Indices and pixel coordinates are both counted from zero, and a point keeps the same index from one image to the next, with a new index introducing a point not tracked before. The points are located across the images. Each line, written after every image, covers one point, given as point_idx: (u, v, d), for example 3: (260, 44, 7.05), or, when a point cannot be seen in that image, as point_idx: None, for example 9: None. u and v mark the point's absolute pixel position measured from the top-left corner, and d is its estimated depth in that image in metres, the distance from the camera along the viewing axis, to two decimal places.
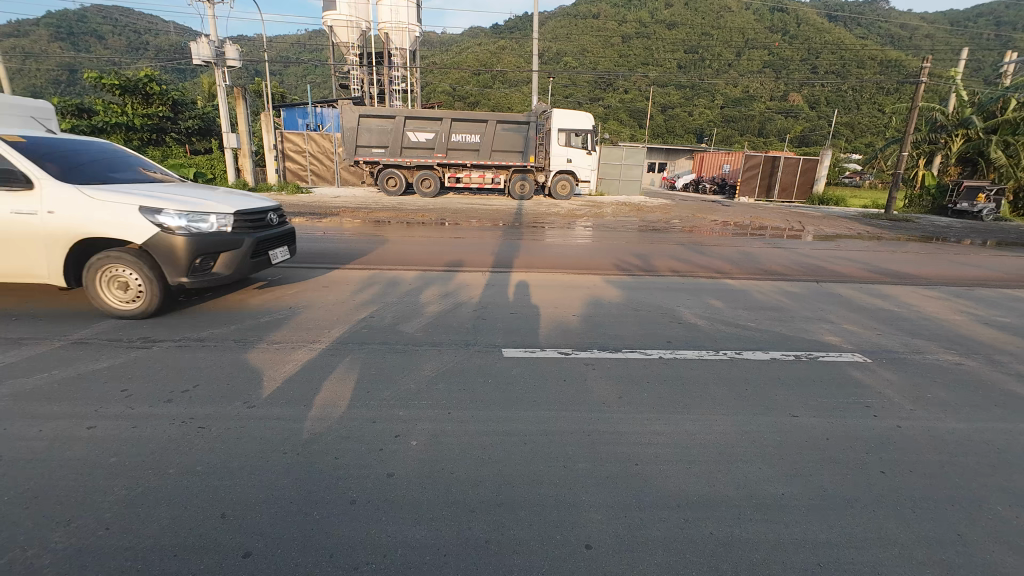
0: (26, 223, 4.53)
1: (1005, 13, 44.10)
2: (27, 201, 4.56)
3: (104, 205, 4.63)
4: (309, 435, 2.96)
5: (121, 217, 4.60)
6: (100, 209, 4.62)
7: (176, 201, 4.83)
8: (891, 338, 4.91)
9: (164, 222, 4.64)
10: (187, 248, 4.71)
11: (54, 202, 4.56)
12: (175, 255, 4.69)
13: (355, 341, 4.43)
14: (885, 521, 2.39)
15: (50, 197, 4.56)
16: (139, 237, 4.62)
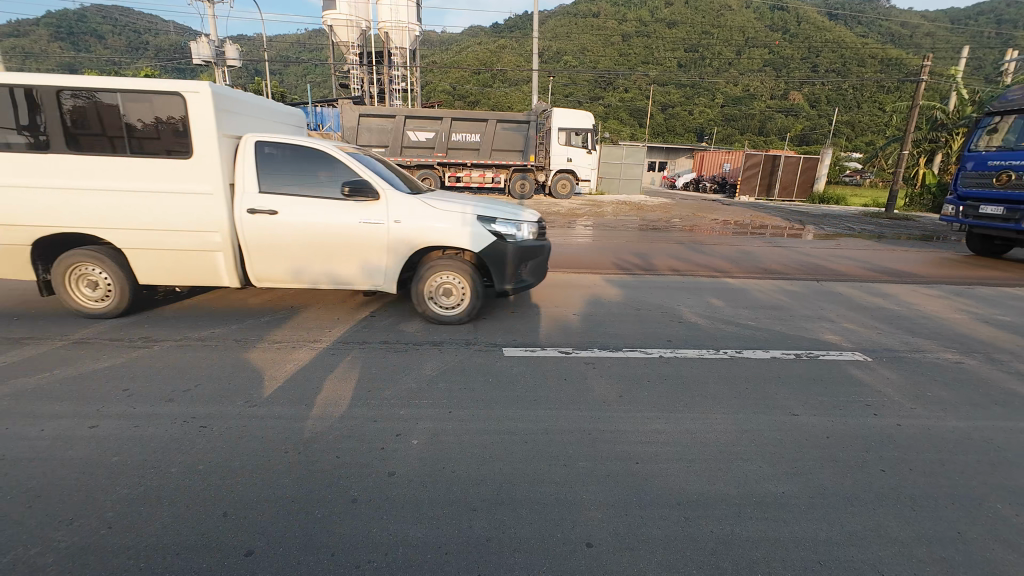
0: (373, 231, 4.63)
1: (1006, 11, 44.02)
2: (374, 211, 4.64)
3: (442, 213, 4.72)
4: (311, 434, 2.96)
5: (460, 226, 4.69)
6: (438, 218, 4.70)
7: (494, 210, 4.91)
8: (891, 337, 4.91)
9: (501, 231, 4.76)
10: (511, 256, 4.81)
11: (400, 211, 4.65)
12: (503, 263, 4.81)
13: (355, 341, 4.43)
14: (885, 519, 2.40)
15: (396, 208, 4.65)
16: (477, 246, 4.71)
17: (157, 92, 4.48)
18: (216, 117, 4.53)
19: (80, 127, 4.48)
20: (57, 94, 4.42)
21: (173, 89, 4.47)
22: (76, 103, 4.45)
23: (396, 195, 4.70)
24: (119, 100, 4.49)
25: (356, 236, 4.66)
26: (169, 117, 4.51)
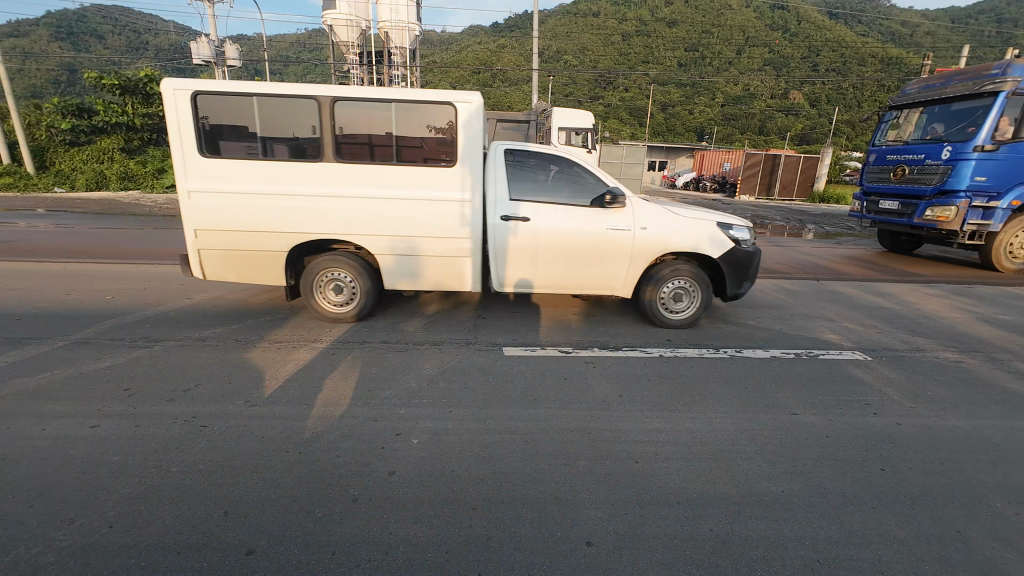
0: (620, 238, 4.69)
1: (1006, 10, 44.09)
2: (621, 218, 4.72)
3: (683, 220, 4.81)
4: (311, 434, 2.97)
5: (702, 232, 4.77)
6: (681, 224, 4.78)
7: (719, 217, 5.01)
8: (891, 336, 4.91)
9: (738, 236, 4.83)
10: (739, 261, 4.85)
11: (645, 219, 4.74)
12: (734, 267, 4.86)
13: (356, 341, 4.44)
14: (885, 517, 2.40)
15: (642, 216, 4.75)
16: (714, 250, 4.79)
17: (425, 103, 4.46)
18: (481, 128, 4.54)
19: (344, 134, 4.48)
20: (328, 102, 4.42)
21: (444, 99, 4.46)
22: (342, 110, 4.44)
23: (638, 202, 4.80)
24: (390, 110, 4.47)
25: (602, 242, 4.72)
26: (440, 126, 4.52)
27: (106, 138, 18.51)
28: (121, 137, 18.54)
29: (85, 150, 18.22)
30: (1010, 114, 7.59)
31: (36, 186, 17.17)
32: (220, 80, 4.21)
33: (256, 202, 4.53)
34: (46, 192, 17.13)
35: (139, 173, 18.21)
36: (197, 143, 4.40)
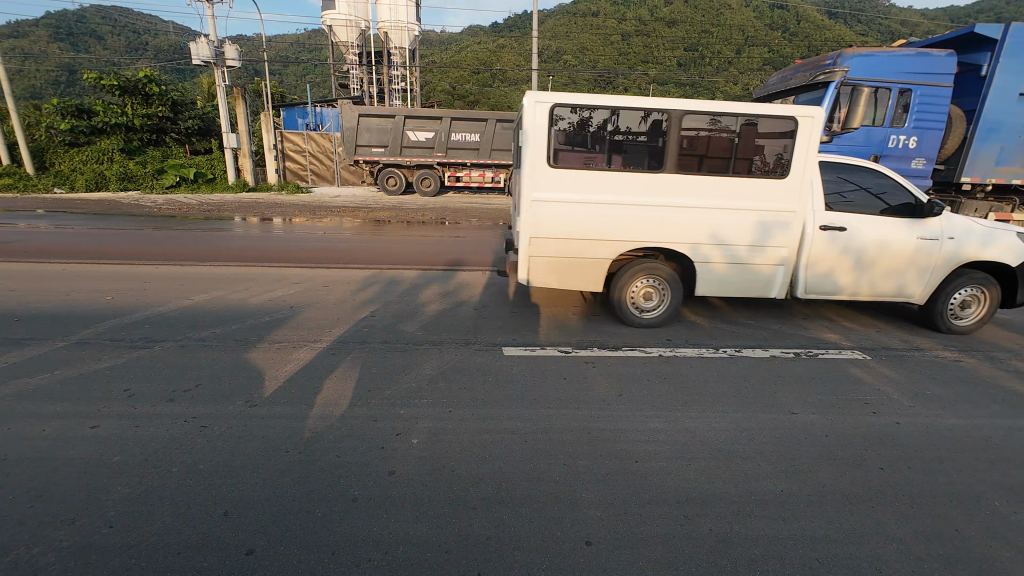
0: (932, 247, 4.75)
1: (1006, 9, 44.04)
2: (930, 227, 4.77)
3: (983, 229, 4.83)
4: (311, 434, 2.97)
5: (1006, 241, 4.80)
6: (984, 233, 4.81)
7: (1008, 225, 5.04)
8: (891, 336, 4.92)
9: None
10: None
11: (952, 228, 4.78)
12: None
13: (356, 341, 4.45)
14: (884, 517, 2.41)
15: (950, 225, 4.79)
16: (1012, 258, 4.82)
17: (769, 115, 4.48)
18: (817, 143, 4.61)
19: (690, 147, 4.55)
20: (676, 118, 4.50)
21: (789, 113, 4.49)
22: (689, 125, 4.51)
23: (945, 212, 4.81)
24: (735, 122, 4.52)
25: (913, 252, 4.78)
26: (774, 137, 4.55)
27: (106, 138, 18.51)
28: (120, 138, 18.53)
29: (84, 150, 18.10)
30: (843, 105, 7.80)
31: (37, 186, 17.17)
32: (587, 93, 4.33)
33: (585, 212, 4.65)
34: (45, 192, 17.09)
35: (139, 173, 18.16)
36: (547, 154, 4.55)
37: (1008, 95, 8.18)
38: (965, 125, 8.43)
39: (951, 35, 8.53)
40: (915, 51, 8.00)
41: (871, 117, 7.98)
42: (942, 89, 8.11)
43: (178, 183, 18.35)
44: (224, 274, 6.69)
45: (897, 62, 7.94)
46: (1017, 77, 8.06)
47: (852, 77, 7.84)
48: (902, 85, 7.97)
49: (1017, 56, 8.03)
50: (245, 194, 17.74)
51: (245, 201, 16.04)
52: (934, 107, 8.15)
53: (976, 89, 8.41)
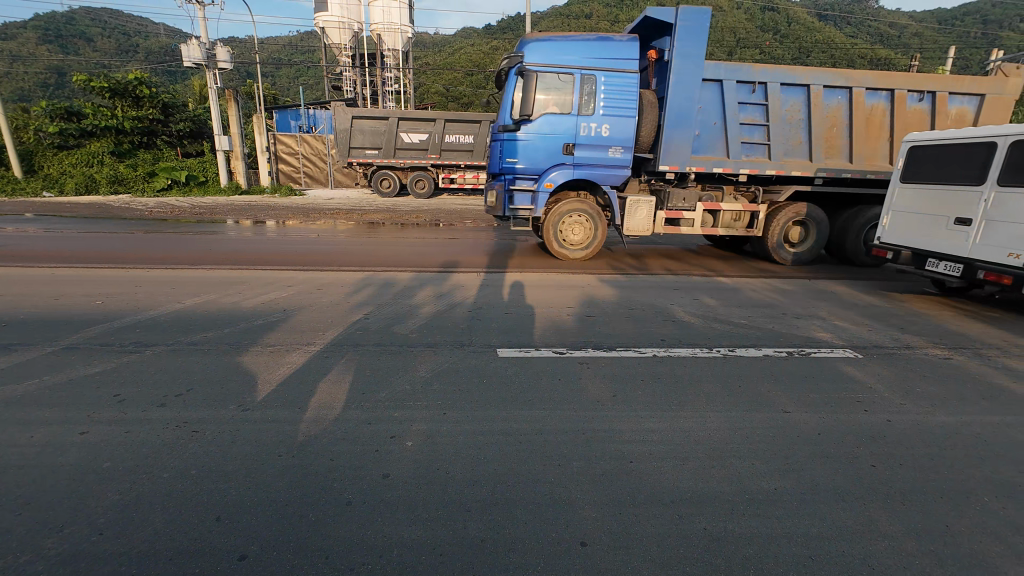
0: None
1: (991, 10, 44.62)
2: None
3: None
4: (305, 438, 2.95)
5: None
6: None
7: None
8: (881, 334, 4.98)
9: None
10: None
11: None
12: None
13: (350, 343, 4.44)
14: (876, 514, 2.43)
15: None
16: None
17: None
18: None
19: None
20: None
21: None
22: None
23: None
24: None
25: None
26: None
27: (96, 141, 18.39)
28: (110, 141, 18.35)
29: (73, 154, 17.98)
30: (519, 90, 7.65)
31: (25, 190, 16.92)
32: None
33: None
34: (32, 196, 16.74)
35: (130, 177, 17.93)
36: None
37: (688, 82, 7.50)
38: (656, 114, 7.84)
39: (641, 20, 7.90)
40: (596, 36, 7.57)
41: (548, 108, 7.61)
42: (623, 78, 7.56)
43: (169, 186, 18.13)
44: (215, 278, 6.63)
45: (568, 51, 7.55)
46: (696, 63, 7.38)
47: (525, 64, 7.57)
48: (581, 72, 7.53)
49: (693, 39, 7.31)
50: (237, 197, 17.62)
51: (238, 203, 15.93)
52: (615, 97, 7.62)
53: (664, 76, 7.75)
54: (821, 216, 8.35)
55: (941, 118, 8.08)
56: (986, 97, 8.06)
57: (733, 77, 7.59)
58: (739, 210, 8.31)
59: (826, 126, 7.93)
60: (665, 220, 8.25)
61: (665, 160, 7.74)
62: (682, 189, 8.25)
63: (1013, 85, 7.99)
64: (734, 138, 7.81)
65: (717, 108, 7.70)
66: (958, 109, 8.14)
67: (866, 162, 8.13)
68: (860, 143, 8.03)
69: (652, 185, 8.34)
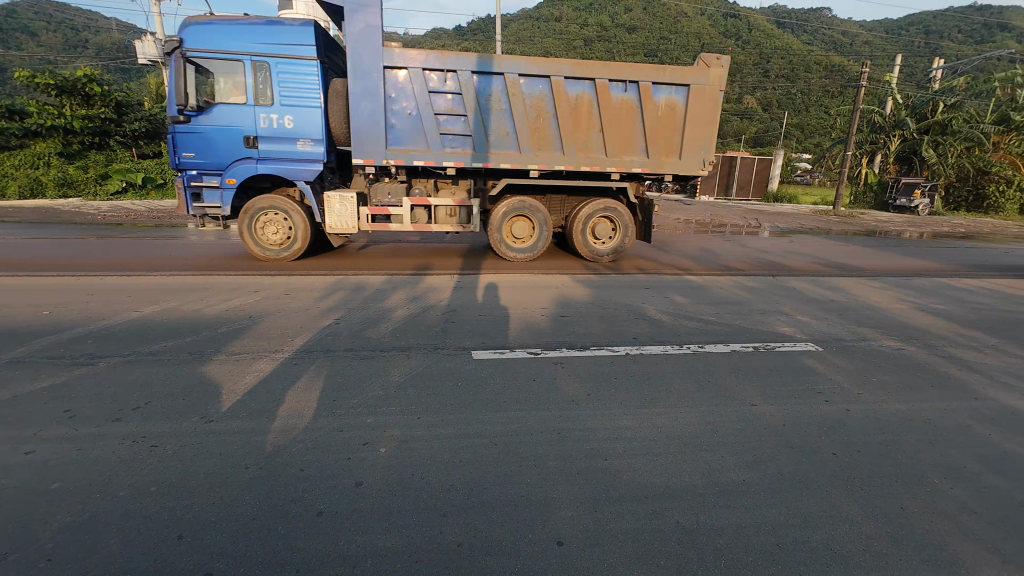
0: None
1: (933, 22, 47.54)
2: None
3: None
4: (273, 448, 2.85)
5: None
6: None
7: None
8: (840, 327, 5.22)
9: None
10: None
11: None
12: None
13: (321, 349, 4.32)
14: (838, 500, 2.53)
15: None
16: None
17: None
18: None
19: None
20: None
21: None
22: None
23: None
24: None
25: None
26: None
27: (42, 141, 17.35)
28: (58, 141, 17.36)
29: (16, 155, 16.87)
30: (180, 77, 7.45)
31: None
32: None
33: None
34: None
35: (80, 179, 17.07)
36: None
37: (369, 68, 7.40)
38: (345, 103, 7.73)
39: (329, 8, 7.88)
40: (264, 20, 7.46)
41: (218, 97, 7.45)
42: (297, 64, 7.47)
43: (124, 188, 17.44)
44: (175, 285, 6.35)
45: (229, 37, 7.42)
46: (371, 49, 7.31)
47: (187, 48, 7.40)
48: (251, 57, 7.41)
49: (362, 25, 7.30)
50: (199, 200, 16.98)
51: None
52: (290, 86, 7.47)
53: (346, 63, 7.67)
54: (533, 208, 8.35)
55: (647, 110, 8.12)
56: (690, 87, 8.10)
57: (415, 66, 7.50)
58: (451, 204, 8.30)
59: (531, 118, 7.93)
60: (370, 215, 8.18)
61: (359, 154, 7.70)
62: (387, 184, 8.29)
63: (715, 74, 8.05)
64: (431, 129, 7.81)
65: (408, 97, 7.63)
66: (668, 99, 8.16)
67: (578, 154, 8.17)
68: (568, 136, 8.06)
69: (368, 179, 8.25)
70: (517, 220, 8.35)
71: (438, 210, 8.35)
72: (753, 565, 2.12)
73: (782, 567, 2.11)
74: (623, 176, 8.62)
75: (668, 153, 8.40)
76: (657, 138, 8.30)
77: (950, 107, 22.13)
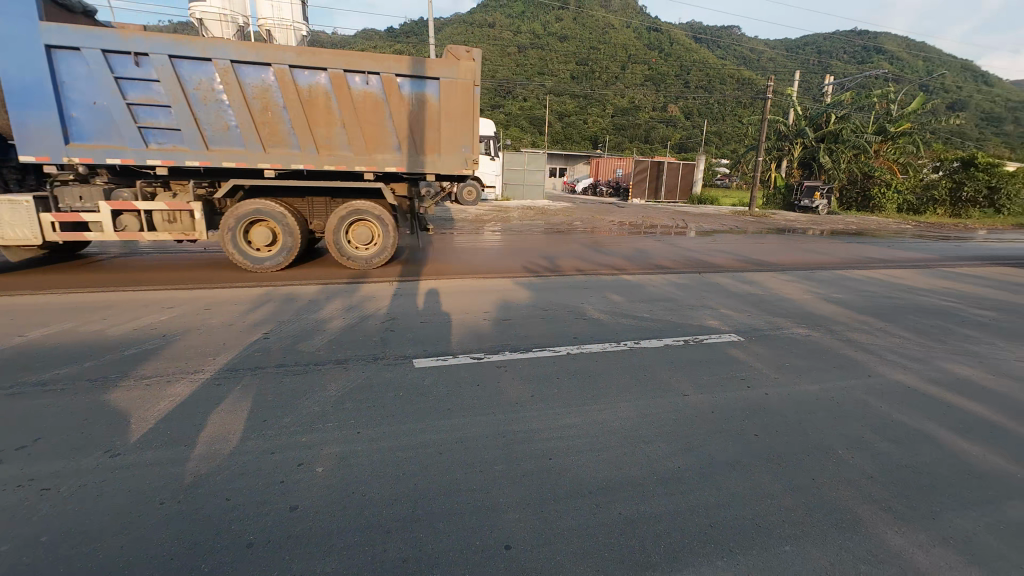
0: None
1: (823, 42, 53.50)
2: None
3: None
4: (194, 479, 2.60)
5: None
6: None
7: None
8: (758, 318, 5.69)
9: None
10: None
11: None
12: None
13: (248, 367, 4.02)
14: (760, 478, 2.75)
15: None
16: None
17: None
18: None
19: None
20: None
21: None
22: None
23: None
24: None
25: None
26: None
27: None
28: None
29: None
30: None
31: None
32: None
33: None
34: None
35: None
36: None
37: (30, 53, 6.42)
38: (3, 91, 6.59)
39: None
40: None
41: None
42: None
43: None
44: (70, 303, 5.62)
45: None
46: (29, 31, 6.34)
47: None
48: None
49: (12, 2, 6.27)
50: None
51: None
52: None
53: None
54: (273, 211, 7.58)
55: (394, 104, 7.76)
56: (440, 81, 7.88)
57: (91, 47, 6.57)
58: (167, 209, 7.43)
59: (256, 111, 7.30)
60: (55, 224, 7.07)
61: (29, 151, 6.71)
62: (81, 187, 7.28)
63: (464, 69, 7.93)
64: (126, 121, 6.94)
65: (91, 84, 6.70)
66: (420, 93, 7.87)
67: (319, 152, 7.65)
68: (306, 132, 7.51)
69: (55, 183, 7.20)
70: (257, 225, 7.52)
71: (152, 215, 7.46)
72: (690, 548, 2.24)
73: (715, 545, 2.25)
74: (379, 175, 8.23)
75: (426, 150, 8.14)
76: (411, 134, 8.01)
77: (840, 119, 25.09)
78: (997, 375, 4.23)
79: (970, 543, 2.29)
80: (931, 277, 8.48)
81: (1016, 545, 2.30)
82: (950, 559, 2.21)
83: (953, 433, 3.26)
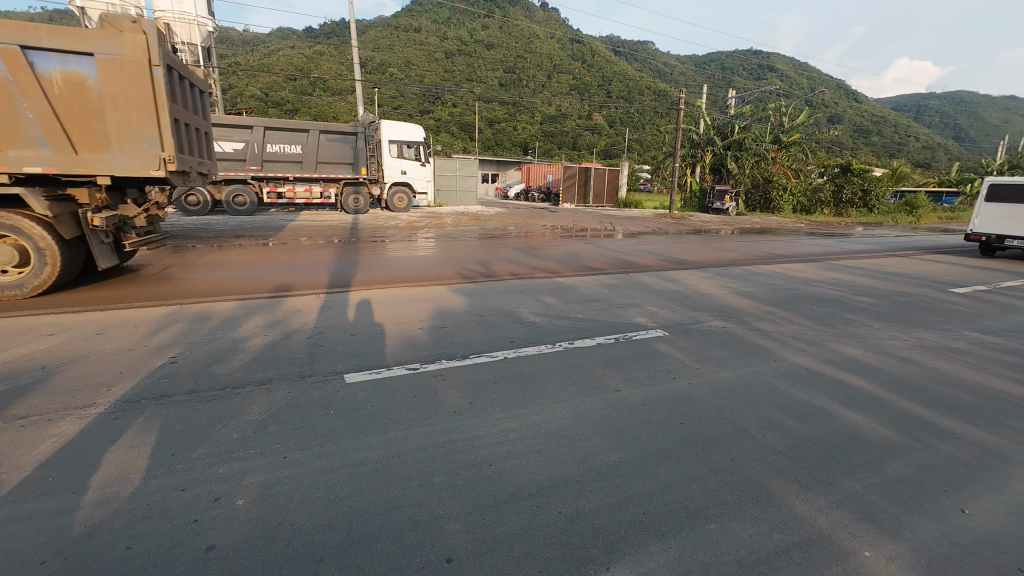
0: None
1: (726, 59, 58.93)
2: None
3: None
4: (85, 529, 2.28)
5: None
6: None
7: None
8: (681, 313, 6.10)
9: None
10: None
11: None
12: None
13: (153, 396, 3.60)
14: (688, 463, 2.94)
15: None
16: None
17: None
18: None
19: None
20: None
21: None
22: None
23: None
24: None
25: None
26: None
27: None
28: None
29: None
30: None
31: None
32: None
33: None
34: None
35: None
36: None
37: None
38: None
39: None
40: None
41: None
42: None
43: None
44: None
45: None
46: None
47: None
48: None
49: None
50: None
51: None
52: None
53: None
54: None
55: (27, 87, 6.00)
56: (93, 58, 6.16)
57: None
58: None
59: None
60: None
61: None
62: None
63: (128, 41, 6.23)
64: None
65: None
66: (66, 72, 6.15)
67: None
68: None
69: None
70: None
71: None
72: (626, 537, 2.33)
73: (649, 532, 2.36)
74: (25, 179, 6.29)
75: (90, 148, 6.33)
76: (62, 126, 6.18)
77: (742, 129, 27.68)
78: (876, 352, 4.87)
79: (860, 502, 2.62)
80: (822, 269, 9.59)
81: (895, 498, 2.65)
82: (847, 518, 2.50)
83: (844, 406, 3.69)
